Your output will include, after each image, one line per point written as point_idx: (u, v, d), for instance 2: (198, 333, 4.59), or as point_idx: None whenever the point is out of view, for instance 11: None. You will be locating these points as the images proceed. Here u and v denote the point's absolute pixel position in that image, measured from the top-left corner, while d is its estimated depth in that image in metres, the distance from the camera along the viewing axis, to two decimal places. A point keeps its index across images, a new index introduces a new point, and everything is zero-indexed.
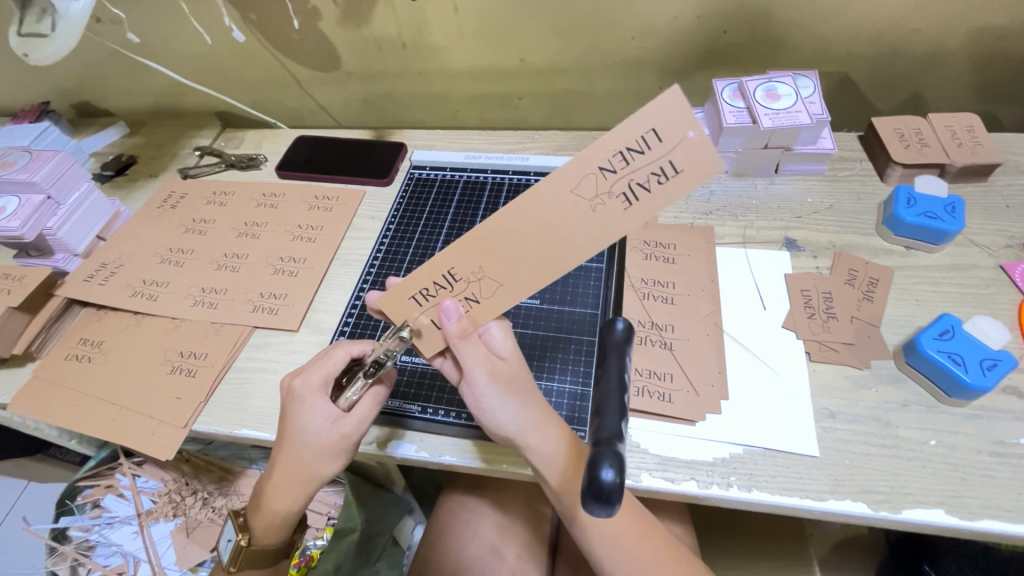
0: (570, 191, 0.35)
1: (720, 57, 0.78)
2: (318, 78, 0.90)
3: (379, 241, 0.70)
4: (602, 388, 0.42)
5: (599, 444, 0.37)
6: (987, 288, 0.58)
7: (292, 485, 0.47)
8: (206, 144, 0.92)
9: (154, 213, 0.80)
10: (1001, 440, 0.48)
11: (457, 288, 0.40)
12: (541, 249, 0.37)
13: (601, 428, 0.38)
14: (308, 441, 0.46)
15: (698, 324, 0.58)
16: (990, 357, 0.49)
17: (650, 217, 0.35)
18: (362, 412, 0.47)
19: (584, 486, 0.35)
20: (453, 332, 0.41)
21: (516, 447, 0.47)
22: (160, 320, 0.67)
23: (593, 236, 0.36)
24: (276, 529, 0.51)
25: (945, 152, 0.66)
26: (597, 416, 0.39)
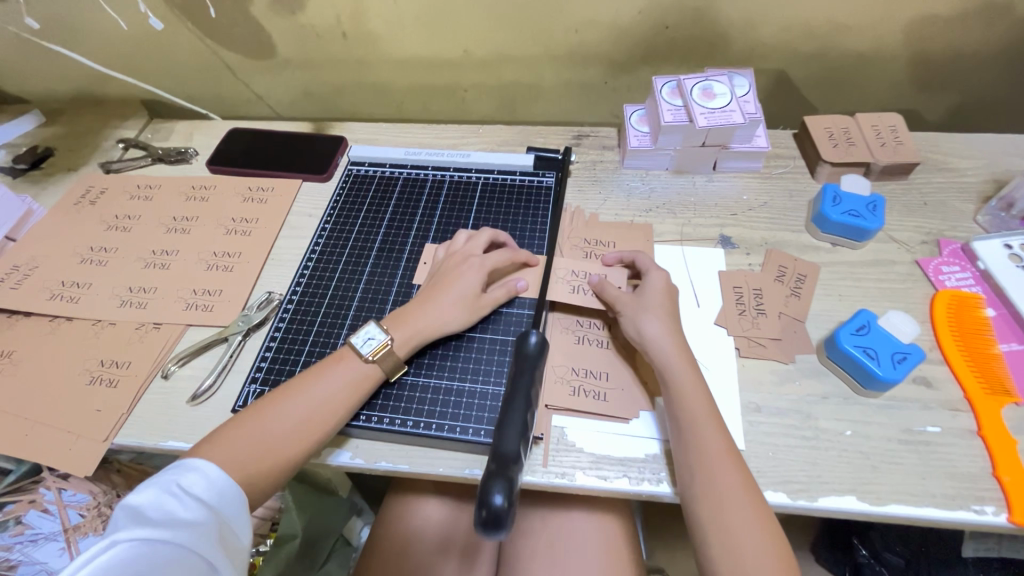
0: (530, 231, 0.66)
1: (662, 52, 0.78)
2: (253, 66, 0.86)
3: (315, 240, 0.68)
4: (507, 400, 0.44)
5: (496, 469, 0.39)
6: (903, 282, 0.61)
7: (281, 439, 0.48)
8: (132, 135, 0.86)
9: (72, 210, 0.75)
10: (910, 429, 0.51)
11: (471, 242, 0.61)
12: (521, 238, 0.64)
13: (500, 446, 0.41)
14: (294, 399, 0.50)
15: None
16: (901, 351, 0.52)
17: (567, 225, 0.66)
18: (429, 296, 0.56)
19: (476, 514, 0.37)
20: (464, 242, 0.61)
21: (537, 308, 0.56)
22: (79, 327, 0.63)
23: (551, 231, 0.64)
24: (260, 474, 0.47)
25: (869, 150, 0.69)
26: (496, 432, 0.42)
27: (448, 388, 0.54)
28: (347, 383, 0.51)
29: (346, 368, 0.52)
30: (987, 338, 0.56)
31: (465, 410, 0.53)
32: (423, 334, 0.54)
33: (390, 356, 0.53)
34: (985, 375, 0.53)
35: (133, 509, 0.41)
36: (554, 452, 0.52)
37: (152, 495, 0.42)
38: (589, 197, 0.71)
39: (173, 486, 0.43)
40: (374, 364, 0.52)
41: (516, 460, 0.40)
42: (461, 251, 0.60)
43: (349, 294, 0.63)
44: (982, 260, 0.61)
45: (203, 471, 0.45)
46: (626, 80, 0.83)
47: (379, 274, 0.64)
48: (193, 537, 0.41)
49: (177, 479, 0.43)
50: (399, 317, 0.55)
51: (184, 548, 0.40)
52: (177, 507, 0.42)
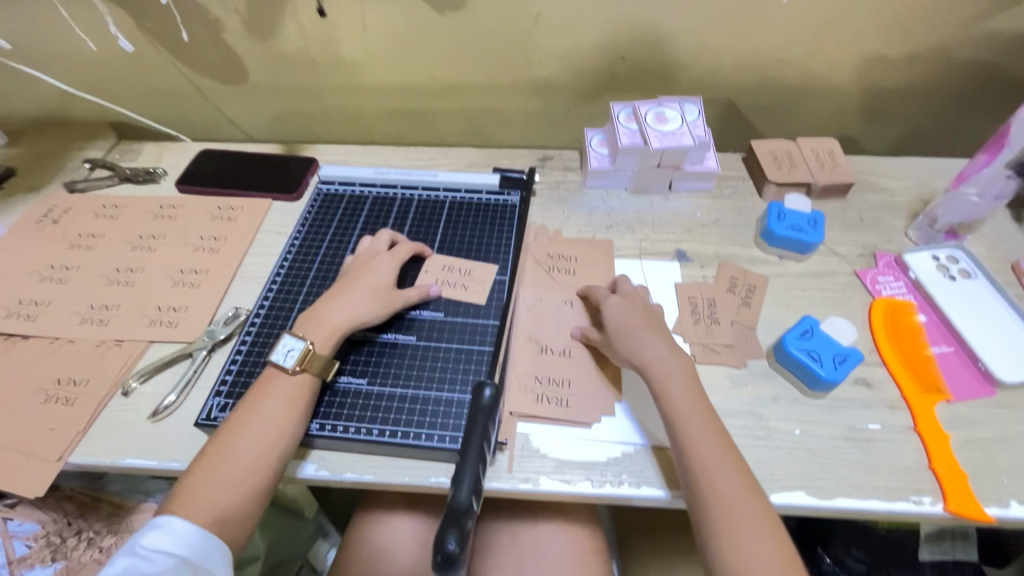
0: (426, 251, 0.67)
1: (620, 81, 0.84)
2: (225, 90, 0.88)
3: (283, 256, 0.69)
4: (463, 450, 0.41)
5: (450, 514, 0.37)
6: (844, 292, 0.65)
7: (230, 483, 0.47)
8: (99, 156, 0.86)
9: (31, 229, 0.74)
10: (853, 427, 0.54)
11: (370, 247, 0.65)
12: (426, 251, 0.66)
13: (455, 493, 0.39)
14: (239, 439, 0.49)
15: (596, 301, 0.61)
16: (840, 353, 0.56)
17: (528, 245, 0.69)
18: (336, 293, 0.59)
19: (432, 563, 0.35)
20: (368, 246, 0.65)
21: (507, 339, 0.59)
22: (35, 345, 0.62)
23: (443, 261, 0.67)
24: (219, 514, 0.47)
25: (810, 171, 0.74)
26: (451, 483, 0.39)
27: (414, 397, 0.55)
28: (289, 394, 0.51)
29: (284, 393, 0.51)
30: (920, 342, 0.60)
31: (431, 417, 0.53)
32: (347, 327, 0.56)
33: (317, 358, 0.54)
34: (918, 375, 0.57)
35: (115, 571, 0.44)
36: (519, 458, 0.53)
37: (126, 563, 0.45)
38: (553, 215, 0.74)
39: (139, 550, 0.45)
40: (303, 372, 0.53)
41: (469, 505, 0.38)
42: (368, 254, 0.64)
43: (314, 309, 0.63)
44: (913, 271, 0.66)
45: (171, 528, 0.45)
46: (587, 107, 0.87)
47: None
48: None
49: (142, 540, 0.45)
50: (311, 319, 0.56)
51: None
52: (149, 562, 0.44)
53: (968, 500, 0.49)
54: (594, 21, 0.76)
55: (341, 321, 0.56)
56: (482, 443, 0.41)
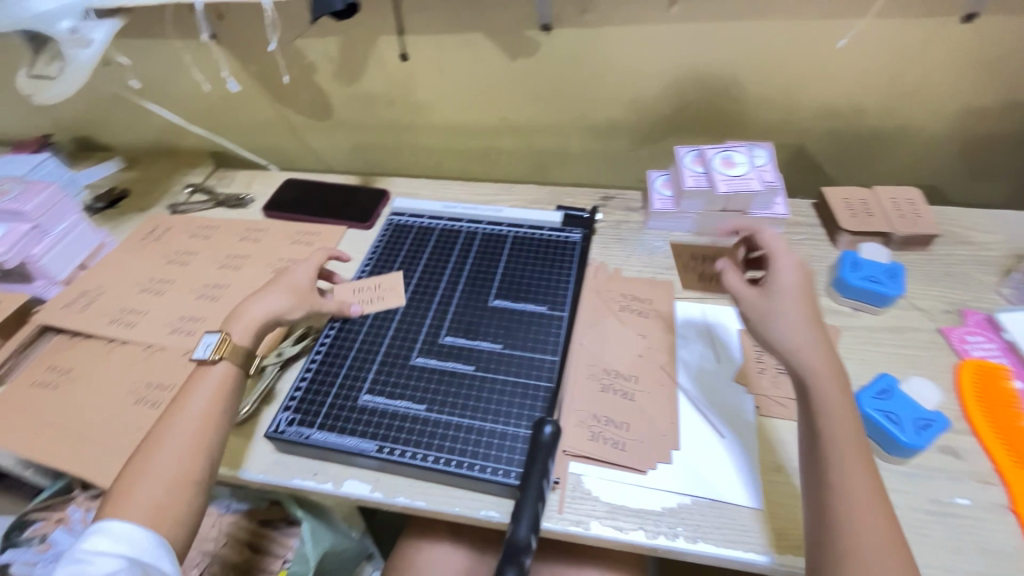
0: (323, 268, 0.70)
1: (686, 125, 0.84)
2: (311, 125, 0.95)
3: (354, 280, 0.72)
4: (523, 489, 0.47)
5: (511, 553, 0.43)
6: (927, 350, 0.61)
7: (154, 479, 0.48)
8: (199, 181, 0.96)
9: (137, 245, 0.82)
10: (937, 499, 0.50)
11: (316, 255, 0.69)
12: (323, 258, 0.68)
13: (515, 532, 0.44)
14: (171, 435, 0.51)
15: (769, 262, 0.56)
16: (923, 418, 0.52)
17: (591, 283, 0.70)
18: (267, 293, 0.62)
19: None
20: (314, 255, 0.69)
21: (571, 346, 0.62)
22: (132, 350, 0.68)
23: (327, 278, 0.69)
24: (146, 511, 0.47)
25: (888, 221, 0.71)
26: (512, 521, 0.45)
27: (470, 427, 0.55)
28: (212, 385, 0.54)
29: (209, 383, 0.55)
30: (1017, 412, 0.55)
31: (485, 449, 0.54)
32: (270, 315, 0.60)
33: (235, 350, 0.56)
34: (1015, 448, 0.52)
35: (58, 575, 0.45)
36: (571, 499, 0.52)
37: (64, 569, 0.45)
38: (613, 254, 0.74)
39: (74, 557, 0.45)
40: (224, 359, 0.56)
41: (528, 548, 0.43)
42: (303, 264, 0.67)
43: (380, 331, 0.65)
44: (1008, 332, 0.61)
45: (111, 532, 0.46)
46: (652, 149, 0.88)
47: (408, 314, 0.67)
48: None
49: (77, 547, 0.46)
50: (232, 320, 0.59)
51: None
52: (93, 559, 0.45)
53: None
54: (663, 66, 0.77)
55: (256, 311, 0.59)
56: (539, 499, 0.46)
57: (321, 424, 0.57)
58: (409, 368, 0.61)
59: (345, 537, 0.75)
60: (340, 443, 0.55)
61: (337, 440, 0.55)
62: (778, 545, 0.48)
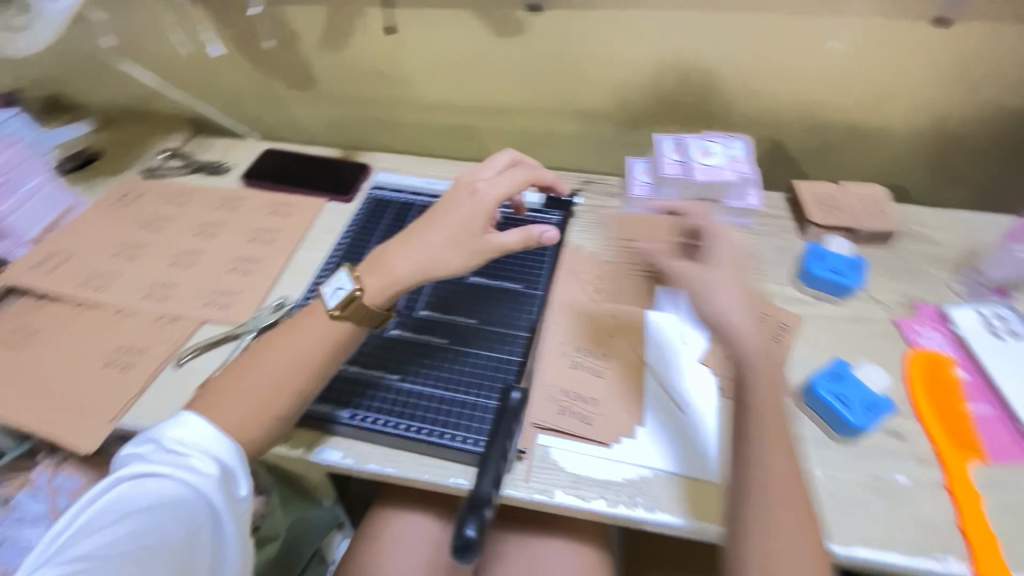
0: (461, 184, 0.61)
1: (667, 114, 0.86)
2: (293, 95, 0.94)
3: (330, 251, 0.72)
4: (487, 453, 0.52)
5: (472, 507, 0.48)
6: (881, 340, 0.64)
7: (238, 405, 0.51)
8: (175, 147, 0.94)
9: (109, 208, 0.81)
10: (879, 476, 0.53)
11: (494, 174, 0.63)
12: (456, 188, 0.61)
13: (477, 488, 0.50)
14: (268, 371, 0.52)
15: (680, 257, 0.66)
16: (872, 400, 0.55)
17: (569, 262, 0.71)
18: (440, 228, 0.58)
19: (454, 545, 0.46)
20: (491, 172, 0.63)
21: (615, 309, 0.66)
22: (102, 313, 0.67)
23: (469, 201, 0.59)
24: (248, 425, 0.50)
25: (853, 216, 0.74)
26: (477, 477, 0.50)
27: (442, 397, 0.57)
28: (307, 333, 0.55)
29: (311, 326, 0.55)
30: (957, 398, 0.59)
31: (456, 418, 0.55)
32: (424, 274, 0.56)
33: (358, 305, 0.55)
34: (954, 432, 0.56)
35: (141, 451, 0.47)
36: (537, 469, 0.54)
37: (147, 448, 0.47)
38: (590, 237, 0.76)
39: (164, 441, 0.47)
40: (349, 318, 0.55)
41: (488, 500, 0.49)
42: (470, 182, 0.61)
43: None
44: (957, 325, 0.64)
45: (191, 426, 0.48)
46: (634, 136, 0.89)
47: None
48: (189, 481, 0.45)
49: (168, 432, 0.47)
50: (375, 264, 0.57)
51: (181, 497, 0.44)
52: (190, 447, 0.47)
53: (996, 564, 0.48)
54: (647, 54, 0.79)
55: (408, 271, 0.56)
56: (500, 460, 0.51)
57: None
58: (385, 339, 0.62)
59: (318, 505, 0.76)
60: (314, 409, 0.56)
61: (311, 407, 0.56)
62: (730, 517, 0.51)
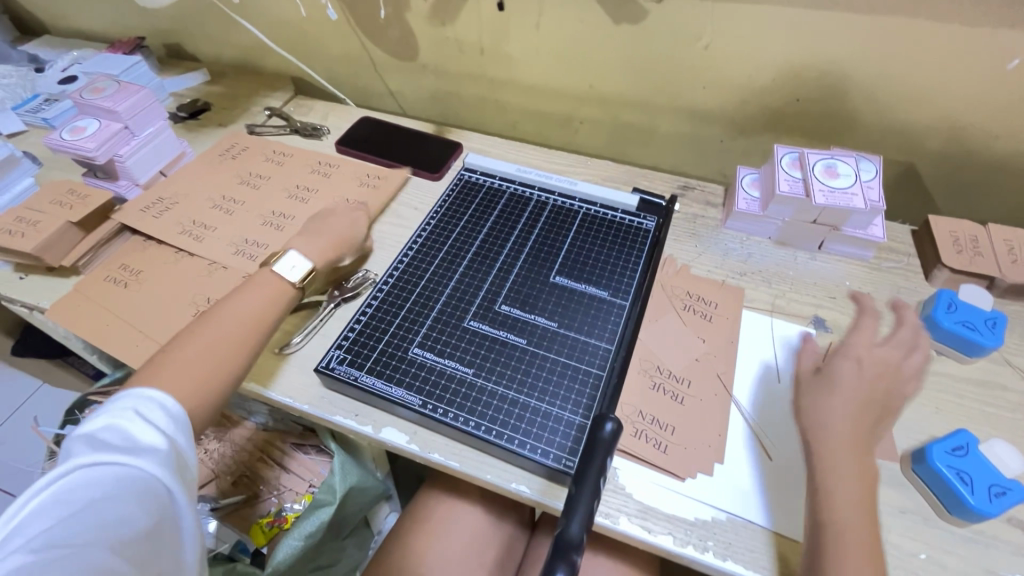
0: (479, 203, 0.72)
1: (786, 123, 0.78)
2: (394, 65, 0.93)
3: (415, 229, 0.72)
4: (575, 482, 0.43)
5: (558, 551, 0.39)
6: (1013, 412, 0.56)
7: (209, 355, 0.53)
8: (277, 105, 0.96)
9: (213, 160, 0.84)
10: (994, 570, 0.47)
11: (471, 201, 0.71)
12: None
13: (565, 528, 0.41)
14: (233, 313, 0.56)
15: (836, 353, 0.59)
16: (1000, 485, 0.48)
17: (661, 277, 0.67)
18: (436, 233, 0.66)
19: None
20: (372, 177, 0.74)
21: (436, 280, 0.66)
22: (198, 263, 0.70)
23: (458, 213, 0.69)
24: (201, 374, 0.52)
25: (998, 264, 0.64)
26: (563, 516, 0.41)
27: (513, 400, 0.55)
28: (266, 297, 0.58)
29: (262, 281, 0.59)
30: None
31: (526, 425, 0.53)
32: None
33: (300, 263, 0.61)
34: None
35: (89, 438, 0.44)
36: (603, 490, 0.51)
37: (107, 428, 0.45)
38: (684, 249, 0.71)
39: (129, 418, 0.46)
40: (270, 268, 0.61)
41: (579, 548, 0.40)
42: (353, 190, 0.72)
43: (435, 286, 0.65)
44: None
45: (161, 409, 0.48)
46: (744, 142, 0.82)
47: (464, 273, 0.66)
48: (151, 466, 0.44)
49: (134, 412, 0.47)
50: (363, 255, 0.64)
51: (135, 478, 0.43)
52: (140, 433, 0.45)
53: None
54: (778, 56, 0.71)
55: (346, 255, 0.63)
56: (593, 498, 0.42)
57: (370, 368, 0.57)
58: (461, 330, 0.60)
59: (370, 476, 0.79)
60: (386, 391, 0.56)
61: (383, 388, 0.56)
62: None
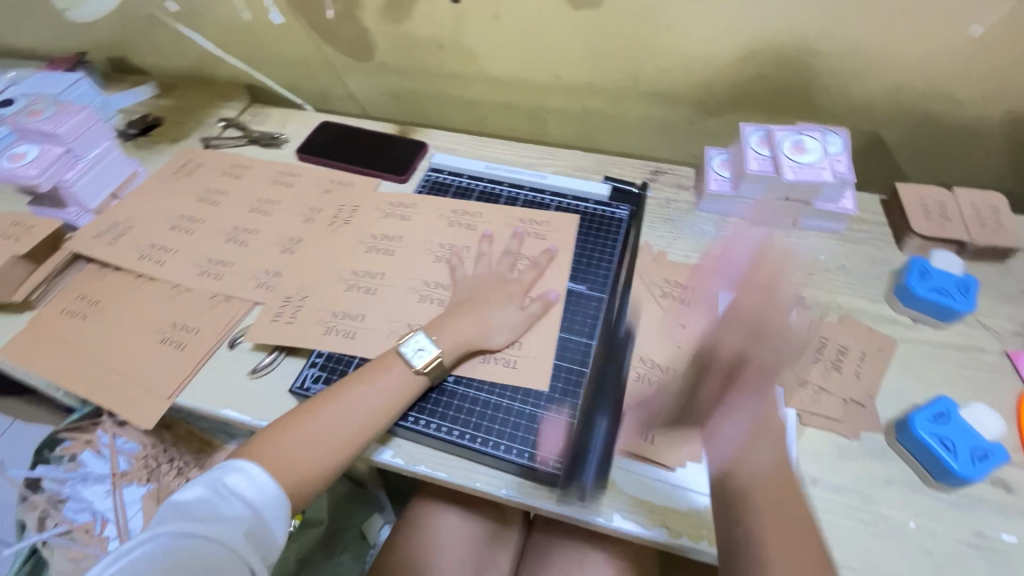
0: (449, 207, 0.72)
1: (753, 100, 0.77)
2: (352, 66, 0.91)
3: (387, 233, 0.70)
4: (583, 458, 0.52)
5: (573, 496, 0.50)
6: (990, 373, 0.57)
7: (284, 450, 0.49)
8: (232, 116, 0.92)
9: (168, 178, 0.80)
10: (982, 533, 0.47)
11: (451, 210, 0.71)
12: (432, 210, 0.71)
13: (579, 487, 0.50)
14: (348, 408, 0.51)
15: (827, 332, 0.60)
16: (981, 448, 0.49)
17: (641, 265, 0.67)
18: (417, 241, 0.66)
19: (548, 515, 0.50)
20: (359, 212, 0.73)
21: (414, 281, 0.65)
22: (160, 287, 0.68)
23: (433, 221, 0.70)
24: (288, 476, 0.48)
25: (966, 227, 0.65)
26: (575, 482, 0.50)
27: (496, 405, 0.54)
28: (376, 383, 0.52)
29: (390, 373, 0.53)
30: None
31: (511, 429, 0.53)
32: (473, 342, 0.56)
33: (439, 366, 0.54)
34: None
35: (184, 500, 0.45)
36: (594, 488, 0.51)
37: (199, 492, 0.45)
38: (659, 235, 0.70)
39: (220, 484, 0.46)
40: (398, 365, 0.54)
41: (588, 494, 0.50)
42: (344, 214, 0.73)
43: (409, 294, 0.63)
44: None
45: (248, 472, 0.47)
46: (712, 122, 0.82)
47: (436, 277, 0.65)
48: (224, 538, 0.43)
49: (225, 477, 0.46)
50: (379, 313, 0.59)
51: (216, 557, 0.43)
52: (220, 501, 0.45)
53: None
54: (739, 32, 0.70)
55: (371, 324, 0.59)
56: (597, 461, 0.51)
57: None
58: None
59: None
60: None
61: None
62: None
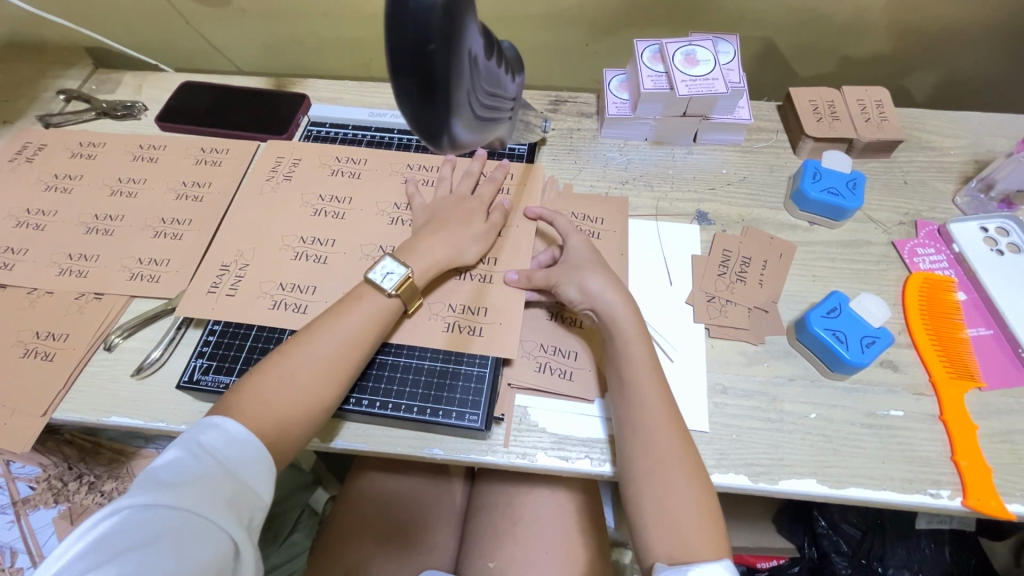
0: (403, 159, 0.66)
1: (646, 13, 0.74)
2: (208, 14, 0.79)
3: (336, 194, 0.63)
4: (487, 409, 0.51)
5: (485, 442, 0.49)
6: (878, 264, 0.60)
7: (265, 395, 0.46)
8: (74, 85, 0.79)
9: (4, 167, 0.69)
10: (873, 412, 0.51)
11: (344, 166, 0.66)
12: (380, 161, 0.66)
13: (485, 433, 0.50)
14: (325, 346, 0.48)
15: (743, 246, 0.61)
16: (869, 335, 0.52)
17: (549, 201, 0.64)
18: (484, 193, 0.60)
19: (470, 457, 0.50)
20: (298, 161, 0.66)
21: (371, 242, 0.60)
22: (12, 295, 0.59)
23: (383, 171, 0.65)
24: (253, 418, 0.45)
25: (853, 125, 0.66)
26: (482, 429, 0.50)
27: (407, 366, 0.52)
28: (359, 317, 0.50)
29: (366, 304, 0.51)
30: (956, 323, 0.56)
31: (428, 390, 0.51)
32: (448, 260, 0.54)
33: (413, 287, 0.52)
34: (951, 360, 0.53)
35: (153, 468, 0.41)
36: (516, 432, 0.50)
37: (172, 456, 0.41)
38: (564, 167, 0.68)
39: (194, 444, 0.42)
40: (377, 297, 0.51)
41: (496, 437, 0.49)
42: (268, 171, 0.65)
43: (363, 260, 0.58)
44: (957, 243, 0.60)
45: (224, 428, 0.43)
46: (608, 42, 0.78)
47: (391, 239, 0.60)
48: (199, 504, 0.39)
49: (198, 436, 0.42)
50: (409, 251, 0.54)
51: (198, 517, 0.39)
52: (194, 464, 0.41)
53: (989, 495, 0.47)
54: None
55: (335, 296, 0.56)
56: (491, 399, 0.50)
57: (240, 369, 0.53)
58: None
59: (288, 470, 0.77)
60: None
61: None
62: (718, 463, 0.49)
